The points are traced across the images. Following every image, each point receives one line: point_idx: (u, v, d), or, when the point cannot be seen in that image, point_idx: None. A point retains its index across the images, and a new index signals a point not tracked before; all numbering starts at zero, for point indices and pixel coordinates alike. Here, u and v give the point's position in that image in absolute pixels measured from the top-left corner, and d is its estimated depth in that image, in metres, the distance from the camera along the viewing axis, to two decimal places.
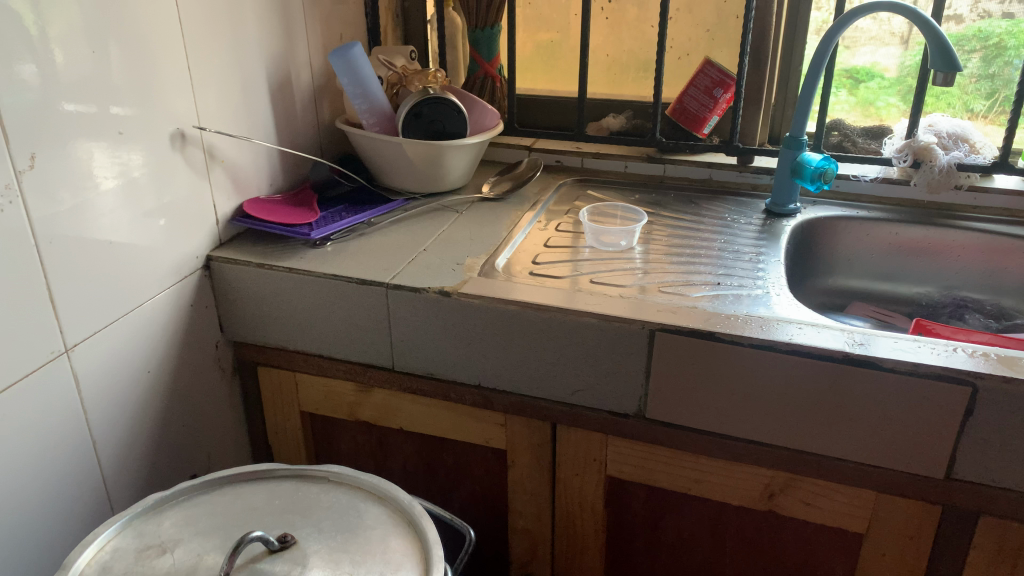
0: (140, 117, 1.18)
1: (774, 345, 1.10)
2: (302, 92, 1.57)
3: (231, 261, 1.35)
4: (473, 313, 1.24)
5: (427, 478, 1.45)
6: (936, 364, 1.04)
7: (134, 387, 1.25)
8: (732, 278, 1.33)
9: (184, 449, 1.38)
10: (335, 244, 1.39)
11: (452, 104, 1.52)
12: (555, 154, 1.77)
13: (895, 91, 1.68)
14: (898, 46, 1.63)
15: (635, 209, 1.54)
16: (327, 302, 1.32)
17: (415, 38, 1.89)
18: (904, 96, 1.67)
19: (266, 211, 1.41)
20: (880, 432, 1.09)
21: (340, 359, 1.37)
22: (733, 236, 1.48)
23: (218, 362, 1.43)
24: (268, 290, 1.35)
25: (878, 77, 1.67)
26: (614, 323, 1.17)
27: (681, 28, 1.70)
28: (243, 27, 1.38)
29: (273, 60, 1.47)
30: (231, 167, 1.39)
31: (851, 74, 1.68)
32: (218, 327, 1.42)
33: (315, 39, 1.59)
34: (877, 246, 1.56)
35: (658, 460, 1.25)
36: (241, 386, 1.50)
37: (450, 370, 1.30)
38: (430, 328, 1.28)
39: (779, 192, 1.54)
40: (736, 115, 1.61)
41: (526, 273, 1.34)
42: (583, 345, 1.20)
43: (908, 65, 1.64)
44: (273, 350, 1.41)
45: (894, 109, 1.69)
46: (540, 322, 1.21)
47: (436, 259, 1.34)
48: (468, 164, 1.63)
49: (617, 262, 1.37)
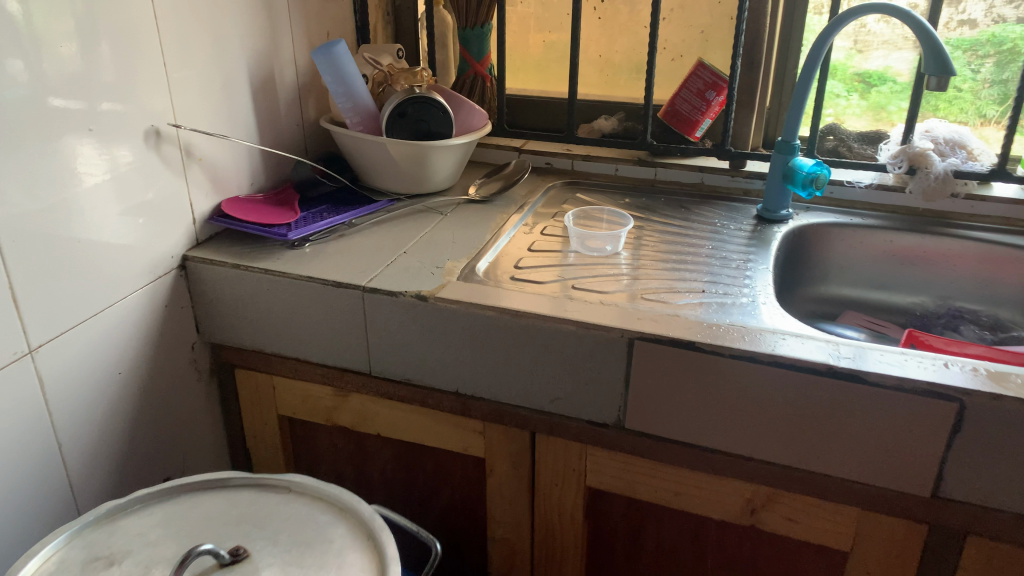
0: (113, 113, 1.15)
1: (755, 356, 1.07)
2: (286, 89, 1.54)
3: (207, 261, 1.32)
4: (450, 318, 1.21)
5: (405, 484, 1.43)
6: (924, 378, 1.01)
7: (105, 388, 1.22)
8: (719, 285, 1.29)
9: (158, 452, 1.35)
10: (313, 245, 1.37)
11: (438, 103, 1.50)
12: (544, 155, 1.74)
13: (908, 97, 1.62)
14: (912, 51, 1.58)
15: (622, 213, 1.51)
16: (304, 305, 1.29)
17: (406, 36, 1.86)
18: None
19: (244, 210, 1.39)
20: (865, 448, 1.06)
21: (317, 363, 1.34)
22: (722, 242, 1.45)
23: (195, 363, 1.41)
24: (244, 292, 1.32)
25: (891, 81, 1.62)
26: (593, 331, 1.13)
27: (675, 29, 1.67)
28: (224, 23, 1.35)
29: (256, 57, 1.44)
30: (209, 165, 1.36)
31: (863, 78, 1.63)
32: (194, 328, 1.39)
33: (300, 36, 1.56)
34: (871, 253, 1.52)
35: (638, 472, 1.22)
36: (219, 387, 1.47)
37: (427, 376, 1.27)
38: (407, 332, 1.25)
39: (772, 197, 1.51)
40: (727, 118, 1.57)
41: (508, 277, 1.30)
42: (562, 353, 1.17)
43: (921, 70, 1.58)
44: (250, 352, 1.39)
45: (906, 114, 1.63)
46: (518, 329, 1.18)
47: (415, 262, 1.31)
48: (455, 165, 1.60)
49: (601, 268, 1.34)
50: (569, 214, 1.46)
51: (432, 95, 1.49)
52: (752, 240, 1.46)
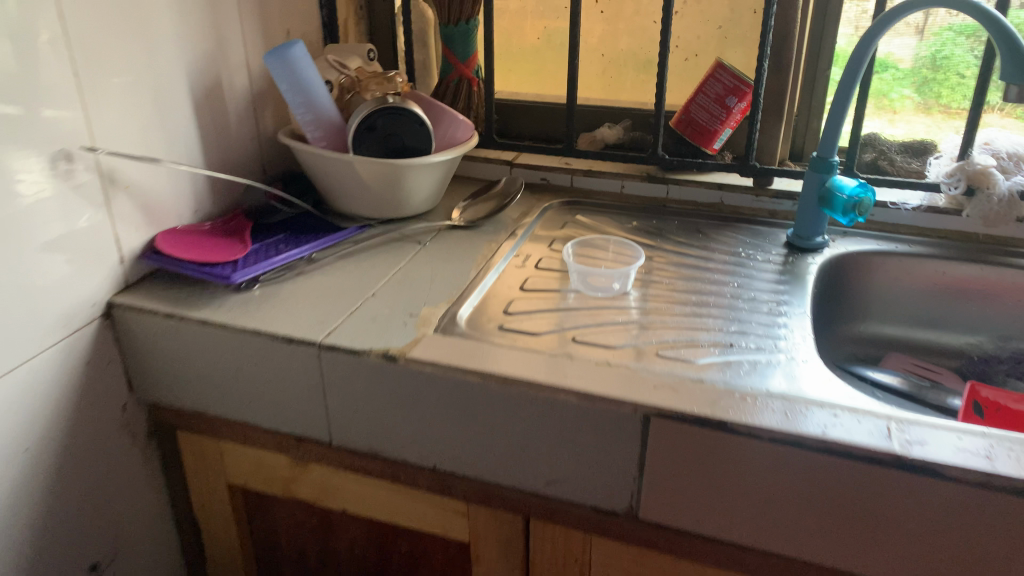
0: (8, 136, 0.92)
1: (801, 441, 0.86)
2: (236, 99, 1.32)
3: (137, 310, 1.10)
4: (425, 384, 0.99)
5: (378, 564, 1.22)
6: (1021, 473, 0.80)
7: (9, 472, 1.01)
8: (748, 336, 1.08)
9: (84, 535, 1.14)
10: (264, 287, 1.15)
11: (415, 115, 1.27)
12: (539, 170, 1.52)
13: (910, 82, 1.43)
14: (914, 36, 1.39)
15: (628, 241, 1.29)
16: (251, 363, 1.08)
17: (381, 33, 1.64)
18: (921, 88, 1.42)
19: (183, 245, 1.17)
20: (940, 556, 0.85)
21: (270, 428, 1.13)
22: (749, 278, 1.23)
23: (128, 426, 1.19)
24: (180, 346, 1.11)
25: (893, 68, 1.42)
26: (600, 404, 0.92)
27: (689, 24, 1.45)
28: (155, 23, 1.12)
29: (198, 62, 1.22)
30: (139, 193, 1.14)
31: None
32: (126, 385, 1.18)
33: (254, 36, 1.34)
34: (919, 285, 1.31)
35: (653, 566, 1.01)
36: (160, 450, 1.26)
37: (399, 448, 1.06)
38: (374, 398, 1.03)
39: (806, 222, 1.29)
40: (750, 129, 1.35)
41: (495, 327, 1.09)
42: (561, 428, 0.95)
43: (924, 55, 1.40)
44: (192, 414, 1.17)
45: (908, 102, 1.44)
46: (508, 399, 0.96)
47: (385, 310, 1.10)
48: (435, 185, 1.38)
49: (606, 313, 1.12)
50: (569, 246, 1.24)
51: (408, 106, 1.26)
52: (783, 275, 1.24)
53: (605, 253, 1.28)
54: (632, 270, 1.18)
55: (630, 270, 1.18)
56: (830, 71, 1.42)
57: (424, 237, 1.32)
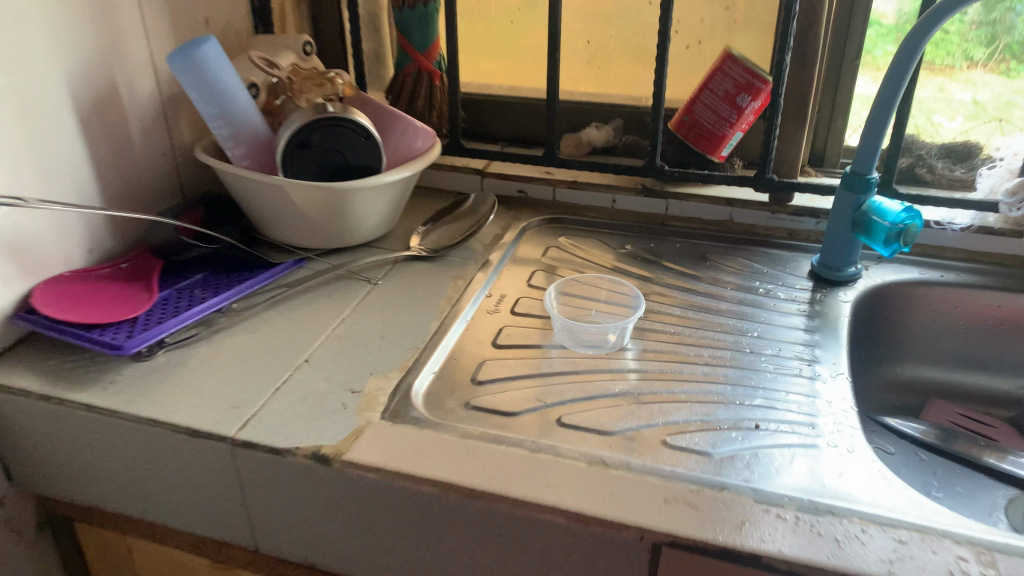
0: None
1: None
2: (141, 107, 1.07)
3: (5, 389, 0.87)
4: (368, 493, 0.77)
5: None
6: None
7: None
8: (774, 411, 0.86)
9: None
10: (167, 352, 0.93)
11: (360, 127, 1.04)
12: (515, 181, 1.28)
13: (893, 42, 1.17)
14: None
15: (619, 279, 1.05)
16: (151, 457, 0.85)
17: (327, 17, 1.39)
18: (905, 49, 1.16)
19: (65, 300, 0.93)
20: None
21: (182, 530, 0.91)
22: (767, 324, 1.01)
23: (10, 522, 0.97)
24: (63, 433, 0.88)
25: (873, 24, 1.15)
26: (595, 528, 0.70)
27: (691, 5, 1.21)
28: (17, 19, 0.87)
29: (83, 65, 0.97)
30: (6, 238, 0.89)
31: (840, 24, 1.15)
32: (3, 475, 0.95)
33: (161, 29, 1.09)
34: (968, 320, 1.11)
35: None
36: (57, 542, 1.04)
37: (340, 562, 0.84)
38: (306, 505, 0.81)
39: (835, 251, 1.07)
40: (768, 136, 1.11)
41: (460, 403, 0.87)
42: (543, 553, 0.74)
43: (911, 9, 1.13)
44: (88, 508, 0.95)
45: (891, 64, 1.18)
46: (474, 516, 0.74)
47: (321, 384, 0.87)
48: (389, 207, 1.14)
49: (598, 379, 0.91)
50: (552, 288, 1.01)
51: (351, 116, 1.03)
52: (810, 320, 1.02)
53: (597, 295, 1.06)
54: (630, 320, 0.96)
55: (627, 321, 0.96)
56: (859, 61, 1.19)
57: (375, 274, 1.09)
